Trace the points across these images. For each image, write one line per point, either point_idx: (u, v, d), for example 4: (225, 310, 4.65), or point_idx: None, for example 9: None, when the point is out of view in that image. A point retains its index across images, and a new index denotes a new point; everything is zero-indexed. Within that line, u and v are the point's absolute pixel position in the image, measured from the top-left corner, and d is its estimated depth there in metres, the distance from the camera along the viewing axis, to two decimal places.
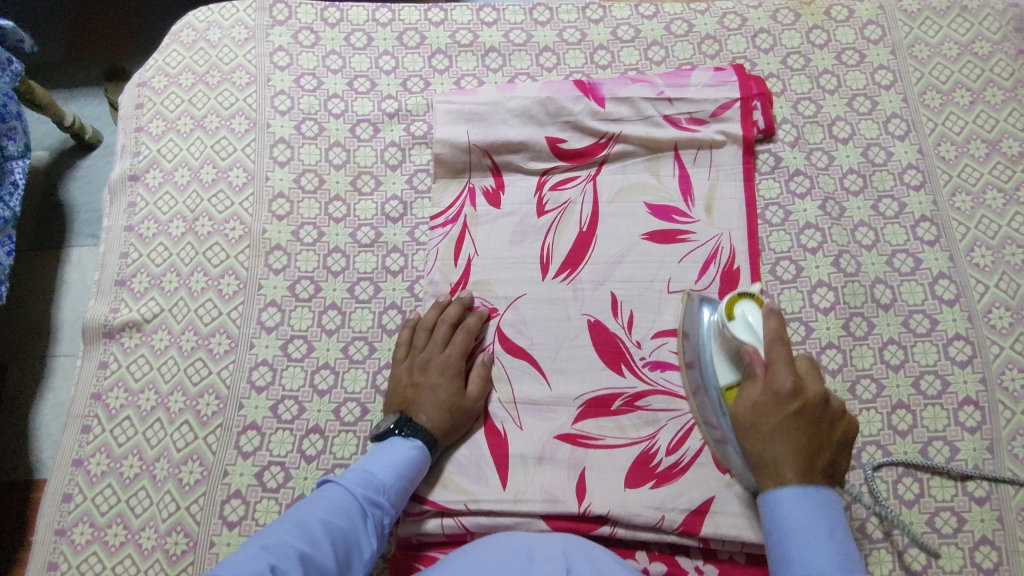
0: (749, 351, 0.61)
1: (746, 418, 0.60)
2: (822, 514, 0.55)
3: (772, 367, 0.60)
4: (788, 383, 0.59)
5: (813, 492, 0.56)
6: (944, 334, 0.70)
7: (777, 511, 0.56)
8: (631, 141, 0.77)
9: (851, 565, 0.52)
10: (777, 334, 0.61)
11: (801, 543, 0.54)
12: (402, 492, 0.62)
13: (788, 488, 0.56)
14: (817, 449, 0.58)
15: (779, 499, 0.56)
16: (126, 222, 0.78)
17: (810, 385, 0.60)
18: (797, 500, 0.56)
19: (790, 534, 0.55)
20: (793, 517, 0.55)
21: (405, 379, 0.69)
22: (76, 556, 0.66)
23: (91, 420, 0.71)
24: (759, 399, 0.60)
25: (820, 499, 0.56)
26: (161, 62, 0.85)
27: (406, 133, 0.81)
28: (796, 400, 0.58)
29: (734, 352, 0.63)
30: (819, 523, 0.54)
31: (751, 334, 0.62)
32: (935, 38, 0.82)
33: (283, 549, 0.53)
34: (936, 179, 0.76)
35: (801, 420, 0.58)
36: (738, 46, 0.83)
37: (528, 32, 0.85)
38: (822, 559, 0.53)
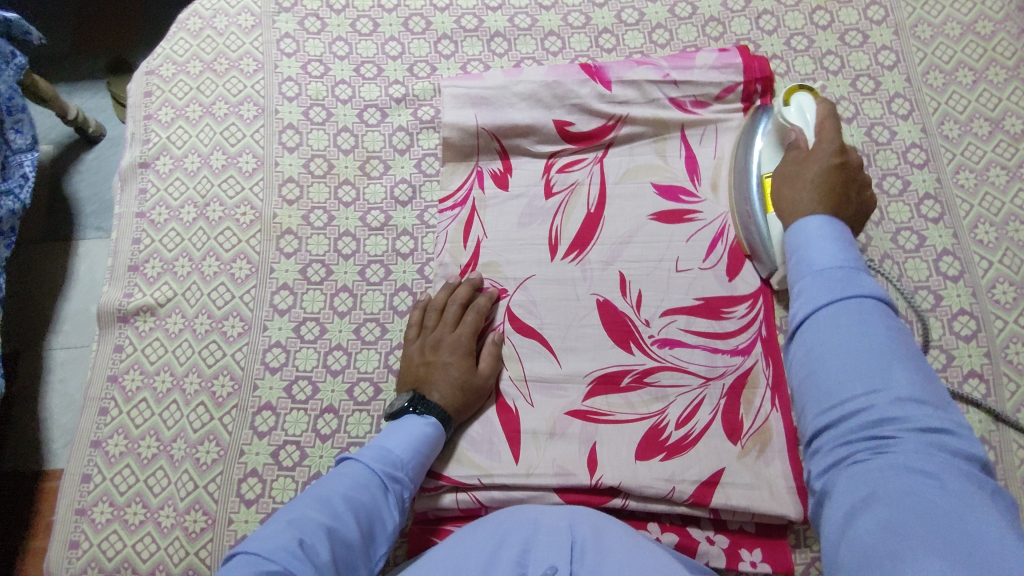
0: (796, 134, 0.68)
1: (788, 167, 0.65)
2: (879, 374, 0.44)
3: (821, 135, 0.65)
4: (831, 145, 0.64)
5: (822, 226, 0.54)
6: (949, 309, 0.71)
7: (795, 253, 0.54)
8: (638, 123, 0.78)
9: (858, 272, 0.49)
10: (827, 113, 0.67)
11: (813, 248, 0.52)
12: (419, 466, 0.63)
13: (813, 220, 0.54)
14: (845, 164, 0.62)
15: (841, 286, 0.48)
16: (138, 208, 0.79)
17: (851, 155, 0.64)
18: (821, 249, 0.52)
19: (801, 249, 0.53)
20: (812, 237, 0.53)
21: (417, 359, 0.69)
22: (96, 535, 0.67)
23: (108, 403, 0.72)
24: (808, 154, 0.65)
25: (837, 234, 0.53)
26: (168, 50, 0.85)
27: (414, 117, 0.81)
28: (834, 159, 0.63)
29: (781, 135, 0.72)
30: (826, 246, 0.52)
31: (800, 116, 0.69)
32: (938, 19, 0.82)
33: (307, 523, 0.54)
34: (940, 158, 0.76)
35: (840, 171, 0.62)
36: (742, 28, 0.83)
37: (533, 17, 0.85)
38: (830, 256, 0.51)
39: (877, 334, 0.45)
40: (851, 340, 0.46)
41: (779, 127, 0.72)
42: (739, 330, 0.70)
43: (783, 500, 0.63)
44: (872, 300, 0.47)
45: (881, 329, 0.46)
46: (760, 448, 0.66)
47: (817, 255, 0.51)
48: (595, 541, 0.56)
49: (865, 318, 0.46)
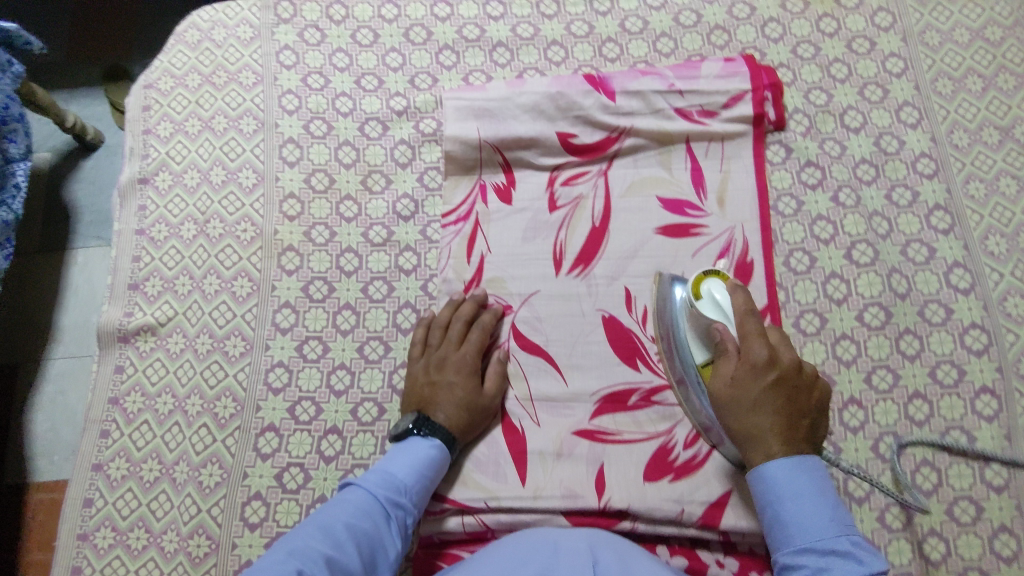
0: (721, 332, 0.62)
1: (724, 395, 0.59)
2: (860, 560, 0.52)
3: (747, 336, 0.60)
4: (762, 355, 0.58)
5: (800, 461, 0.57)
6: (959, 323, 0.70)
7: (772, 498, 0.57)
8: (642, 134, 0.76)
9: (843, 518, 0.55)
10: (745, 307, 0.61)
11: (791, 501, 0.56)
12: (424, 491, 0.63)
13: (773, 462, 0.57)
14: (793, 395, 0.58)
15: (772, 471, 0.57)
16: (137, 225, 0.78)
17: (784, 353, 0.59)
18: (802, 507, 0.55)
19: (782, 497, 0.56)
20: (782, 482, 0.56)
21: (421, 378, 0.69)
22: (99, 560, 0.67)
23: (109, 425, 0.71)
24: (738, 374, 0.59)
25: (814, 475, 0.56)
26: (166, 63, 0.84)
27: (415, 130, 0.80)
28: (771, 369, 0.58)
29: (705, 331, 0.64)
30: (810, 499, 0.55)
31: (720, 312, 0.62)
32: (947, 25, 0.81)
33: (308, 554, 0.53)
34: (950, 167, 0.75)
35: (781, 392, 0.58)
36: (748, 35, 0.82)
37: (536, 26, 0.84)
38: (810, 515, 0.55)
39: (829, 515, 0.55)
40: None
41: (694, 319, 0.64)
42: None
43: None
44: (855, 548, 0.53)
45: (826, 501, 0.55)
46: None
47: (801, 514, 0.55)
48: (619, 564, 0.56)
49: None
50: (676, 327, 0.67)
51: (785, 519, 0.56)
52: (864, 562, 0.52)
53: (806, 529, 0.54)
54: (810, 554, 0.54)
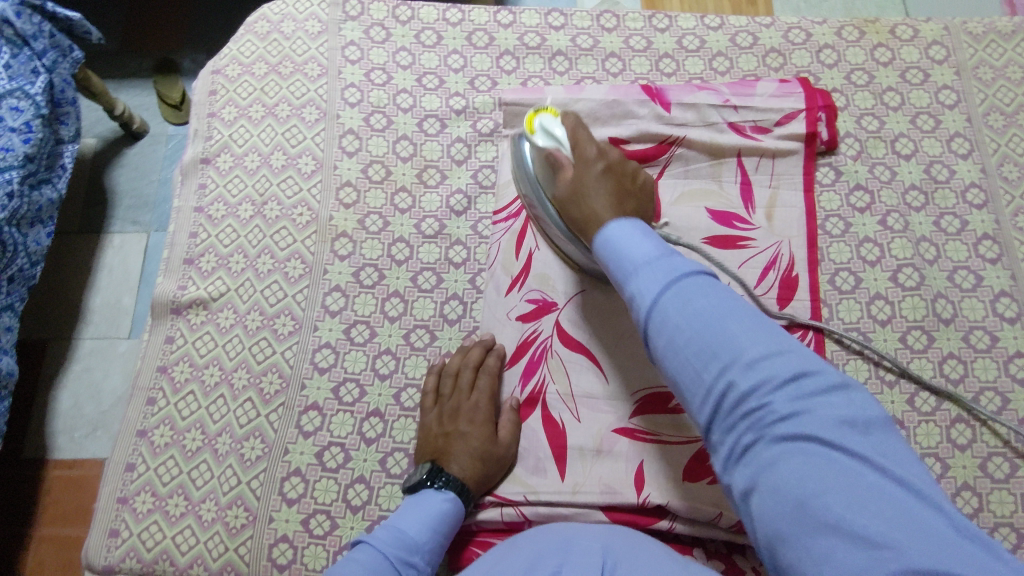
0: (561, 152, 0.66)
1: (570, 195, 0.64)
2: (670, 266, 0.51)
3: (581, 146, 0.66)
4: (590, 185, 0.63)
5: (633, 232, 0.55)
6: (1005, 351, 0.70)
7: (621, 268, 0.54)
8: (694, 146, 0.78)
9: (669, 252, 0.52)
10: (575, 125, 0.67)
11: (627, 247, 0.54)
12: (436, 549, 0.61)
13: (609, 231, 0.56)
14: (619, 207, 0.63)
15: (614, 233, 0.56)
16: (196, 203, 0.80)
17: (602, 177, 0.64)
18: (635, 247, 0.54)
19: (614, 250, 0.55)
20: (625, 256, 0.54)
21: (435, 429, 0.67)
22: (137, 524, 0.68)
23: (156, 393, 0.73)
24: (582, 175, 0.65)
25: (645, 236, 0.54)
26: (235, 51, 0.87)
27: (472, 130, 0.82)
28: (600, 160, 0.65)
29: (544, 160, 0.68)
30: (650, 254, 0.52)
31: (553, 141, 0.66)
32: (1000, 61, 0.82)
33: None
34: (999, 200, 0.76)
35: (613, 172, 0.65)
36: (802, 60, 0.84)
37: (595, 38, 0.86)
38: (652, 258, 0.52)
39: (648, 244, 0.53)
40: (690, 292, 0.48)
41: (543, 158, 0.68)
42: None
43: None
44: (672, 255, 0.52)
45: (650, 239, 0.54)
46: None
47: (643, 260, 0.52)
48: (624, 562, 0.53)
49: (710, 308, 0.47)
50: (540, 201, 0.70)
51: (619, 267, 0.54)
52: (681, 266, 0.50)
53: (679, 319, 0.48)
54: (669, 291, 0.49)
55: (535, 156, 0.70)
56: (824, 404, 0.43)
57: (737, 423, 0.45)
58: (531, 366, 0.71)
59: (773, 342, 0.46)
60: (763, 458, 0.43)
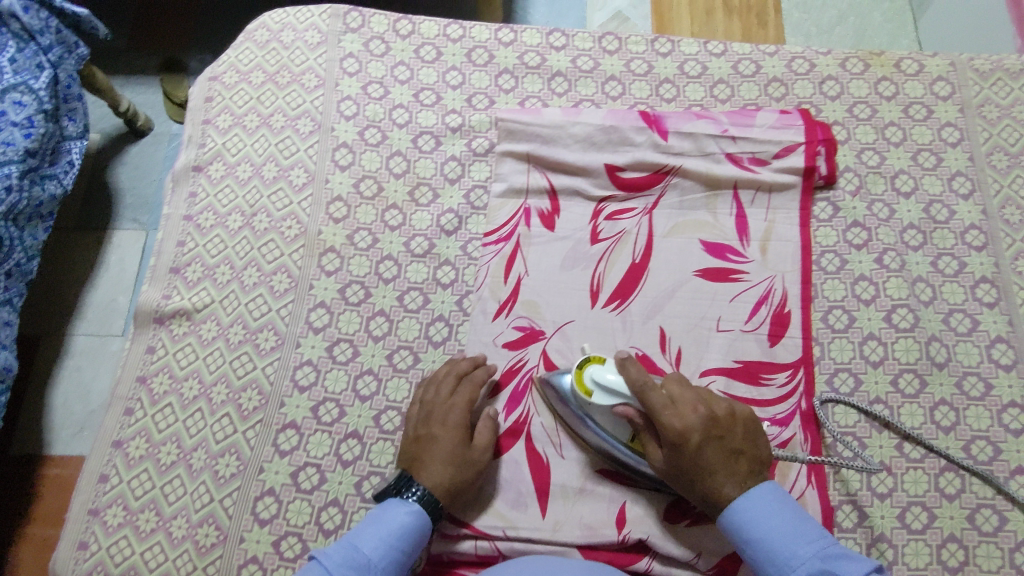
0: (626, 407, 0.63)
1: (666, 474, 0.61)
2: (835, 564, 0.54)
3: (665, 427, 0.60)
4: (675, 427, 0.60)
5: (755, 491, 0.59)
6: (998, 399, 0.69)
7: (743, 529, 0.58)
8: (690, 175, 0.77)
9: (830, 545, 0.55)
10: (638, 381, 0.62)
11: (769, 522, 0.57)
12: (394, 566, 0.58)
13: (734, 504, 0.59)
14: (718, 439, 0.60)
15: (742, 509, 0.58)
16: (185, 211, 0.80)
17: (689, 415, 0.60)
18: (773, 517, 0.57)
19: (750, 524, 0.57)
20: (749, 514, 0.58)
21: (410, 436, 0.65)
22: (106, 538, 0.67)
23: (134, 403, 0.72)
24: (672, 441, 0.60)
25: (777, 497, 0.58)
26: (233, 58, 0.86)
27: (467, 148, 0.81)
28: (685, 439, 0.60)
29: (611, 416, 0.64)
30: (776, 516, 0.57)
31: (616, 396, 0.63)
32: (1006, 100, 0.81)
33: None
34: (999, 242, 0.74)
35: (716, 437, 0.60)
36: (805, 91, 0.83)
37: (595, 60, 0.85)
38: (778, 522, 0.57)
39: (788, 522, 0.57)
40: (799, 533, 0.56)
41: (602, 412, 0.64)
42: (779, 400, 0.69)
43: None
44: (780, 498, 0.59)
45: (787, 511, 0.58)
46: None
47: (772, 525, 0.57)
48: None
49: None
50: (592, 430, 0.65)
51: (755, 540, 0.57)
52: (839, 564, 0.54)
53: (788, 546, 0.55)
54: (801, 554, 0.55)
55: (599, 416, 0.65)
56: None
57: None
58: (516, 396, 0.70)
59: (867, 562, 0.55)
60: None
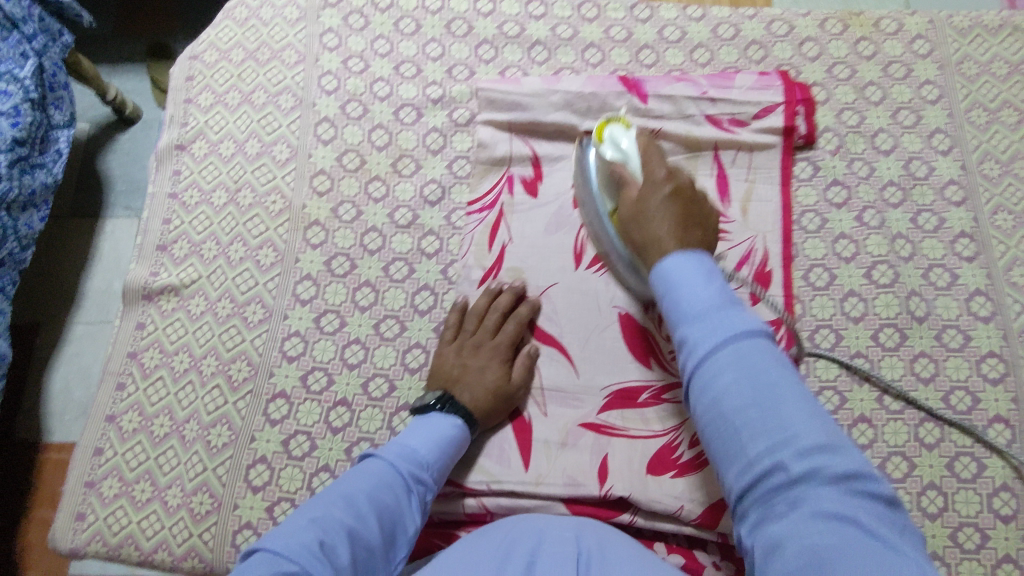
0: (625, 167, 0.66)
1: (628, 211, 0.63)
2: (732, 317, 0.48)
3: (647, 165, 0.65)
4: (661, 171, 0.64)
5: (687, 260, 0.53)
6: (977, 350, 0.69)
7: (671, 290, 0.52)
8: (671, 138, 0.77)
9: (733, 305, 0.49)
10: (646, 143, 0.67)
11: (687, 290, 0.51)
12: (443, 468, 0.62)
13: (667, 259, 0.54)
14: (687, 212, 0.61)
15: (672, 270, 0.53)
16: (170, 189, 0.80)
17: (680, 175, 0.65)
18: (695, 284, 0.51)
19: (675, 287, 0.52)
20: (678, 278, 0.52)
21: (452, 359, 0.69)
22: (103, 509, 0.68)
23: (126, 378, 0.73)
24: (639, 201, 0.63)
25: (706, 269, 0.52)
26: (213, 37, 0.86)
27: (448, 119, 0.82)
28: (664, 183, 0.63)
29: (610, 175, 0.69)
30: (705, 284, 0.51)
31: (620, 152, 0.67)
32: (985, 56, 0.81)
33: (331, 523, 0.52)
34: (978, 197, 0.75)
35: (681, 202, 0.62)
36: (784, 52, 0.83)
37: (575, 28, 0.86)
38: (701, 294, 0.50)
39: (712, 288, 0.50)
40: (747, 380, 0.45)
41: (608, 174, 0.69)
42: None
43: None
44: (744, 329, 0.47)
45: (713, 280, 0.51)
46: None
47: (690, 296, 0.50)
48: (599, 555, 0.54)
49: (749, 354, 0.46)
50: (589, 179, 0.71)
51: (677, 302, 0.51)
52: (745, 320, 0.48)
53: (695, 300, 0.50)
54: (703, 317, 0.49)
55: (600, 173, 0.70)
56: (864, 500, 0.39)
57: (773, 499, 0.41)
58: None
59: (827, 428, 0.43)
60: (794, 524, 0.39)
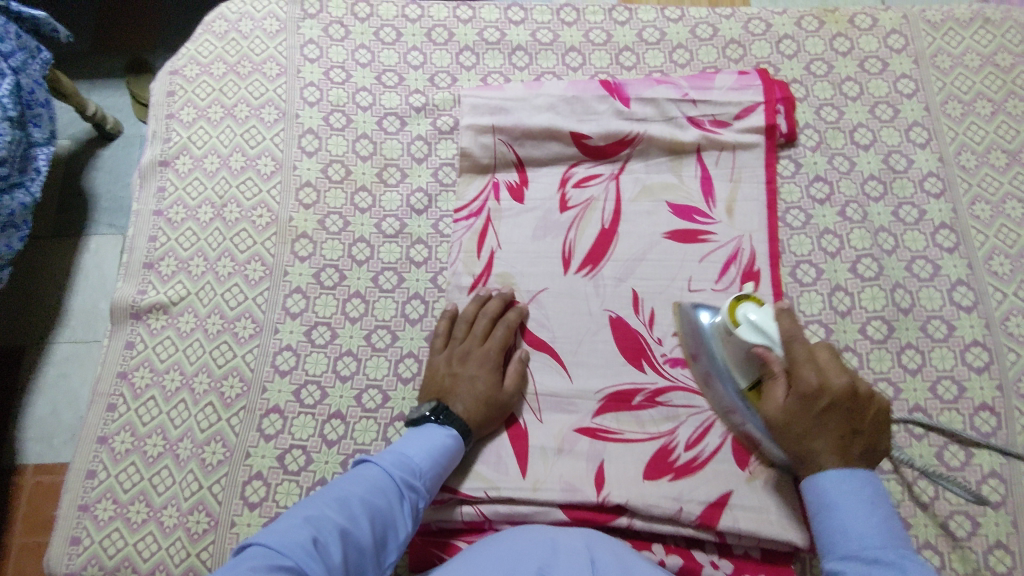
0: (768, 357, 0.60)
1: (777, 421, 0.59)
2: (892, 558, 0.51)
3: (797, 364, 0.58)
4: (812, 381, 0.57)
5: (853, 480, 0.55)
6: (961, 339, 0.70)
7: (825, 509, 0.55)
8: (654, 140, 0.78)
9: (900, 546, 0.52)
10: (792, 334, 0.58)
11: (845, 515, 0.54)
12: (437, 477, 0.63)
13: (829, 471, 0.56)
14: (850, 427, 0.57)
15: (826, 481, 0.56)
16: (154, 207, 0.80)
17: (834, 378, 0.57)
18: (858, 519, 0.53)
19: (835, 510, 0.55)
20: (834, 501, 0.55)
21: (442, 369, 0.69)
22: (98, 532, 0.67)
23: (116, 399, 0.72)
24: (794, 403, 0.58)
25: (869, 496, 0.54)
26: (192, 51, 0.86)
27: (432, 127, 0.82)
28: (821, 397, 0.57)
29: (744, 356, 0.62)
30: (863, 509, 0.54)
31: (760, 336, 0.60)
32: (958, 49, 0.82)
33: (325, 523, 0.53)
34: (956, 188, 0.76)
35: (838, 413, 0.57)
36: (762, 51, 0.84)
37: (555, 32, 0.86)
38: (864, 524, 0.53)
39: (876, 521, 0.53)
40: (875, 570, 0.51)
41: (729, 340, 0.62)
42: None
43: (790, 527, 0.63)
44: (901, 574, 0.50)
45: (878, 510, 0.54)
46: (770, 472, 0.65)
47: (850, 527, 0.53)
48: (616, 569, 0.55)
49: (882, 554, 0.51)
50: (711, 348, 0.65)
51: (831, 528, 0.55)
52: (902, 559, 0.51)
53: (849, 536, 0.53)
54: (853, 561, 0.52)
55: (722, 343, 0.63)
56: None
57: None
58: None
59: None
60: None
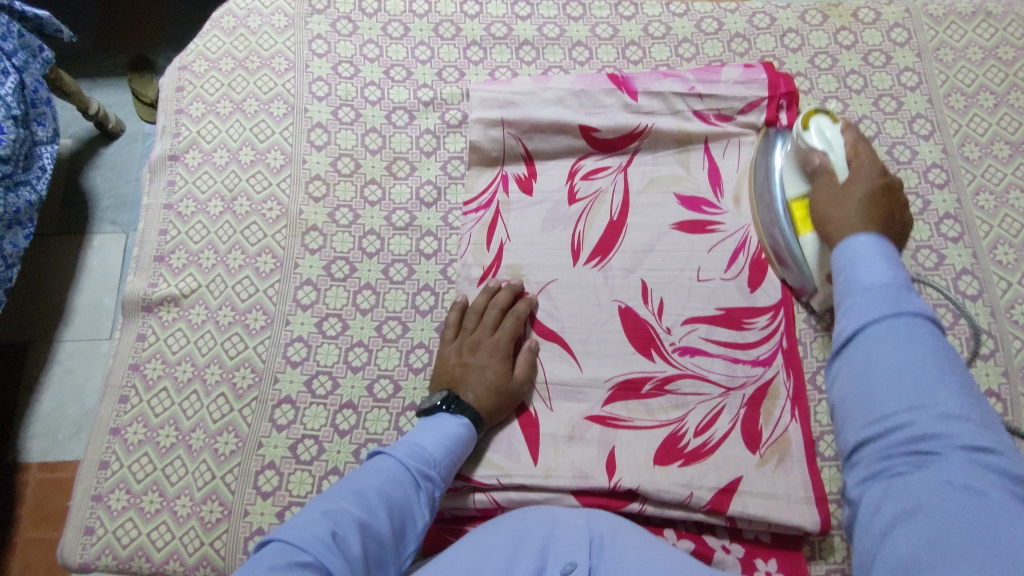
0: (824, 158, 0.67)
1: (829, 193, 0.65)
2: (895, 297, 0.48)
3: (856, 161, 0.66)
4: (868, 171, 0.65)
5: (867, 246, 0.52)
6: (967, 327, 0.71)
7: (840, 274, 0.53)
8: (662, 133, 0.78)
9: (905, 294, 0.48)
10: (854, 141, 0.68)
11: (858, 269, 0.51)
12: (451, 467, 0.63)
13: (858, 237, 0.53)
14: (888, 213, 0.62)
15: (852, 249, 0.53)
16: (165, 200, 0.80)
17: (878, 175, 0.65)
18: (868, 267, 0.51)
19: (853, 266, 0.52)
20: (856, 257, 0.52)
21: (453, 359, 0.70)
22: (112, 522, 0.68)
23: (128, 390, 0.73)
24: (847, 181, 0.64)
25: (878, 253, 0.52)
26: (201, 47, 0.86)
27: (441, 121, 0.82)
28: (876, 180, 0.64)
29: (802, 161, 0.70)
30: (877, 268, 0.51)
31: (824, 141, 0.68)
32: (960, 43, 0.83)
33: (342, 516, 0.53)
34: (960, 179, 0.77)
35: (883, 194, 0.63)
36: (767, 44, 0.85)
37: (561, 27, 0.87)
38: (877, 274, 0.50)
39: (886, 272, 0.50)
40: (902, 353, 0.45)
41: (799, 152, 0.71)
42: (759, 342, 0.71)
43: (800, 511, 0.64)
44: (908, 315, 0.47)
45: (886, 264, 0.51)
46: (779, 457, 0.66)
47: (869, 269, 0.50)
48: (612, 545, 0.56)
49: (899, 326, 0.46)
50: (769, 173, 0.74)
51: (845, 284, 0.52)
52: (912, 304, 0.48)
53: (862, 283, 0.50)
54: (872, 291, 0.49)
55: (787, 160, 0.73)
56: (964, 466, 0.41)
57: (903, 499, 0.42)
58: None
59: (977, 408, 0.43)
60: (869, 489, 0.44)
